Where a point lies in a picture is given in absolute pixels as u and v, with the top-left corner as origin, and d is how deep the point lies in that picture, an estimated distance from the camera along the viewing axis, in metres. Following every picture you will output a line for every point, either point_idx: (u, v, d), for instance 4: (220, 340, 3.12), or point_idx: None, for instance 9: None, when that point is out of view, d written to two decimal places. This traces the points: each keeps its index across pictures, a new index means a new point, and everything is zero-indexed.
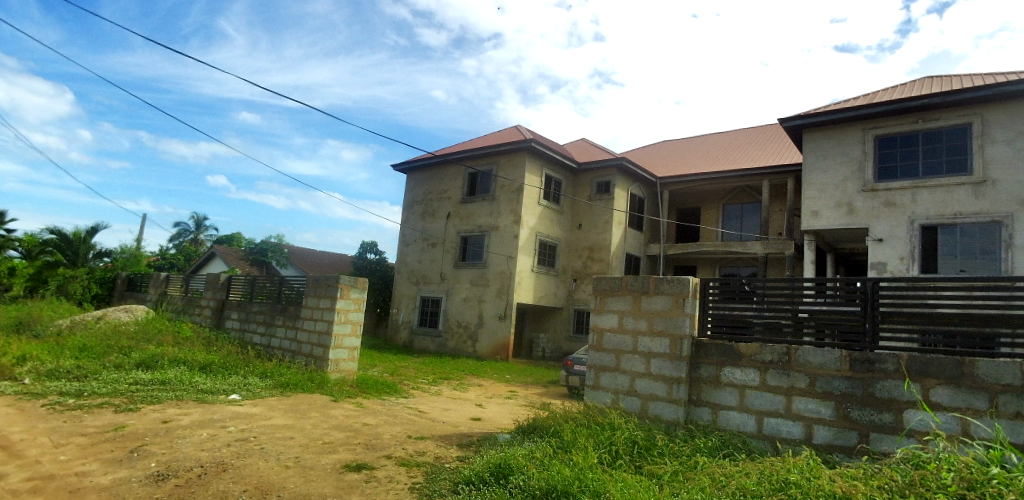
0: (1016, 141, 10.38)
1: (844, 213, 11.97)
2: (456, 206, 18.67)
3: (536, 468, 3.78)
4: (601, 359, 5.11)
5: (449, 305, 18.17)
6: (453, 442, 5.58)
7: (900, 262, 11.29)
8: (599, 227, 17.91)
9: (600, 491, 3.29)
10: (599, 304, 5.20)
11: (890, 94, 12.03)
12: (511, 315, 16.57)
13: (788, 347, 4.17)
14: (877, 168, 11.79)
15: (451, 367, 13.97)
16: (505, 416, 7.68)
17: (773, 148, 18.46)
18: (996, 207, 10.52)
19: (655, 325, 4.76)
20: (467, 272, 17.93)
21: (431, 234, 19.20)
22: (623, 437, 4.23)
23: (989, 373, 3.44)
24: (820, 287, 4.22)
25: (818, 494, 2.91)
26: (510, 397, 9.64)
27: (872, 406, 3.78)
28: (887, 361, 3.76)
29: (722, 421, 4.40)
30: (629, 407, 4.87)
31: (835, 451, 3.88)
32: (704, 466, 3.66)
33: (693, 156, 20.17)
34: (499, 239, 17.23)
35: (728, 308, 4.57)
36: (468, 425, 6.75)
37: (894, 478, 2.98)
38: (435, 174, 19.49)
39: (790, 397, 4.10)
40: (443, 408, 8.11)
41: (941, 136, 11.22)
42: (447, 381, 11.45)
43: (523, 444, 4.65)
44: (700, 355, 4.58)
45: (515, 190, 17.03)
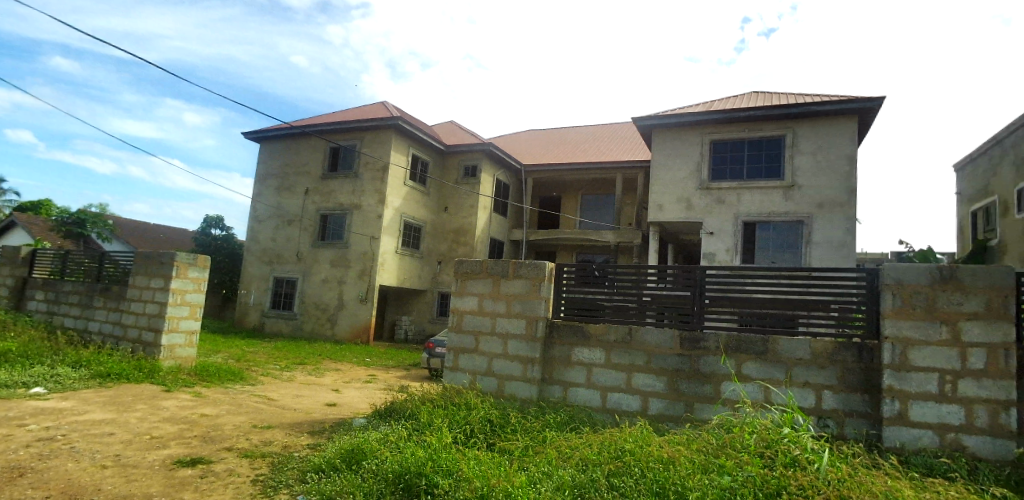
0: (817, 154, 12.37)
1: (684, 208, 13.35)
2: (317, 182, 17.60)
3: (389, 451, 3.72)
4: (460, 340, 5.16)
5: (306, 287, 17.21)
6: (304, 430, 5.28)
7: (726, 253, 12.89)
8: (465, 211, 18.03)
9: (452, 470, 3.33)
10: (460, 287, 5.23)
11: (725, 104, 13.57)
12: (373, 297, 16.09)
13: (631, 328, 4.54)
14: (711, 169, 13.29)
15: (308, 352, 13.22)
16: (362, 400, 7.47)
17: (628, 144, 19.90)
18: (799, 209, 12.41)
19: (513, 308, 4.92)
20: (327, 252, 17.07)
21: (290, 210, 17.91)
22: (479, 416, 4.34)
23: (786, 348, 4.06)
24: (662, 274, 4.62)
25: (647, 459, 3.23)
26: (368, 381, 9.38)
27: (697, 379, 4.27)
28: (710, 339, 4.28)
29: (571, 397, 4.69)
30: (485, 387, 4.98)
31: (665, 420, 4.33)
32: (552, 440, 3.87)
33: (557, 146, 21.06)
34: (362, 218, 16.58)
35: (581, 291, 4.85)
36: (321, 411, 6.44)
37: (710, 441, 3.40)
38: (293, 145, 18.14)
39: (630, 373, 4.49)
40: (295, 395, 7.66)
41: (762, 145, 12.94)
42: (301, 366, 10.83)
43: (378, 428, 4.56)
44: (553, 336, 4.82)
45: (381, 168, 16.44)
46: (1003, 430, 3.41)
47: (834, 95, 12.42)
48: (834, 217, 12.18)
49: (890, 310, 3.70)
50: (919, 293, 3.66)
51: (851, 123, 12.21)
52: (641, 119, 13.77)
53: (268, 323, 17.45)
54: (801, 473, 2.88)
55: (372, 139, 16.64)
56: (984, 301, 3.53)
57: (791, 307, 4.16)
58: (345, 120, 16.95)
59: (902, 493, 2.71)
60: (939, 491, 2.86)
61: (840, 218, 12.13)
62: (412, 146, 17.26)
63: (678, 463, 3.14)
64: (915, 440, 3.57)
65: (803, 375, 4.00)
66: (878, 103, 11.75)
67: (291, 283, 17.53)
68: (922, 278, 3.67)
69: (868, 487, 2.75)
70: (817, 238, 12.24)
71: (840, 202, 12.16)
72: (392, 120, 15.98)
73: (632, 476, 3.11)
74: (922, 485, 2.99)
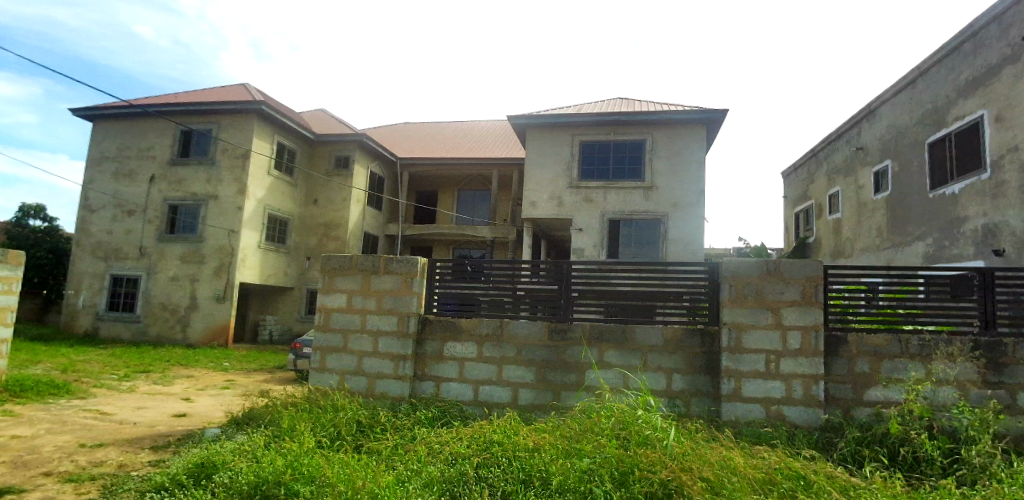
0: (672, 158, 13.58)
1: (555, 205, 13.95)
2: (165, 168, 15.78)
3: (244, 462, 3.43)
4: (328, 340, 4.93)
5: (151, 286, 15.39)
6: (144, 446, 4.70)
7: (594, 248, 13.69)
8: (337, 204, 17.24)
9: (315, 476, 3.17)
10: (327, 283, 4.99)
11: (593, 108, 14.38)
12: (232, 296, 14.81)
13: (502, 321, 4.64)
14: (580, 169, 14.03)
15: (153, 358, 11.84)
16: (216, 408, 6.84)
17: (505, 141, 20.32)
18: (657, 208, 13.54)
19: (384, 304, 4.80)
20: (177, 246, 15.41)
21: (132, 199, 15.86)
22: (347, 417, 4.20)
23: (642, 336, 4.40)
24: (534, 268, 4.76)
25: (514, 449, 3.31)
26: (226, 387, 8.63)
27: (563, 369, 4.49)
28: (575, 330, 4.51)
29: (443, 392, 4.69)
30: (354, 387, 4.81)
31: (534, 410, 4.50)
32: (423, 437, 3.84)
33: (434, 141, 20.90)
34: (219, 210, 15.17)
35: (455, 286, 4.86)
36: (167, 424, 5.79)
37: (574, 427, 3.59)
38: (135, 126, 16.08)
39: (501, 365, 4.59)
40: (135, 407, 6.81)
41: (625, 148, 13.91)
42: (146, 375, 9.67)
43: (233, 438, 4.21)
44: (425, 331, 4.78)
45: (241, 155, 15.14)
46: (813, 400, 3.99)
47: (686, 105, 13.70)
48: (686, 216, 13.45)
49: (728, 299, 4.17)
50: (749, 283, 4.16)
51: (699, 131, 13.56)
52: (516, 117, 14.15)
53: (104, 327, 15.35)
54: (651, 450, 3.12)
55: (230, 124, 15.26)
56: (800, 290, 4.08)
57: (649, 298, 4.50)
58: (198, 101, 15.36)
59: (734, 462, 3.05)
60: (764, 456, 3.27)
61: (691, 216, 13.43)
62: (277, 133, 16.10)
63: (543, 450, 3.26)
64: (746, 413, 4.06)
65: (656, 360, 4.36)
66: (721, 115, 13.18)
67: (133, 281, 15.58)
68: (752, 271, 4.17)
69: (706, 458, 3.07)
70: (672, 235, 13.44)
71: (691, 203, 13.46)
72: (254, 104, 14.78)
73: (500, 466, 3.17)
74: (750, 453, 3.41)
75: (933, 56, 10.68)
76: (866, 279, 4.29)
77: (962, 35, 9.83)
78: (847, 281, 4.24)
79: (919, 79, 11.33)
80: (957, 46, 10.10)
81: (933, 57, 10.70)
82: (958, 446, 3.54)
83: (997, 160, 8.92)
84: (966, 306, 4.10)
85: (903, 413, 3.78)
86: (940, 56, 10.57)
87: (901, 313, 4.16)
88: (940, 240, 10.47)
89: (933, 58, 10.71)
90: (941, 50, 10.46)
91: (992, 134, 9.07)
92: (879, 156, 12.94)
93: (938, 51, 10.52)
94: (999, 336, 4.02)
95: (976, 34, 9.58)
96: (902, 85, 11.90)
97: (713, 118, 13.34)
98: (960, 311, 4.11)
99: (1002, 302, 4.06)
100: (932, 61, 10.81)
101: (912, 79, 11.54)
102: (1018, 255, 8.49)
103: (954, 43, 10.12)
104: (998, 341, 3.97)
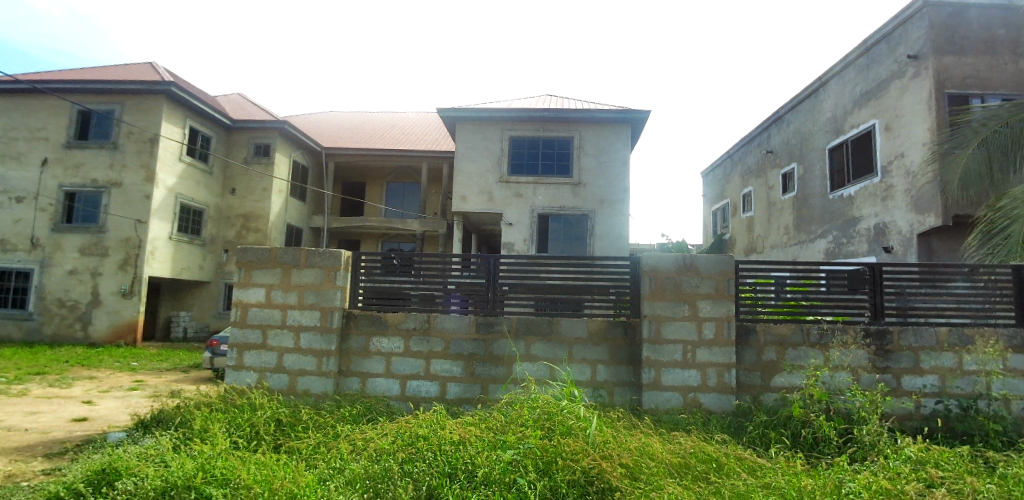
0: (600, 156, 13.97)
1: (485, 199, 13.97)
2: (60, 151, 14.39)
3: (150, 466, 3.21)
4: (245, 336, 4.71)
5: (44, 280, 14.02)
6: (36, 454, 4.30)
7: (523, 243, 13.85)
8: (257, 194, 16.41)
9: (228, 478, 3.02)
10: (244, 277, 4.76)
11: (523, 104, 14.50)
12: (139, 291, 13.77)
13: (430, 315, 4.62)
14: (511, 164, 14.14)
15: (47, 359, 10.81)
16: (120, 411, 6.37)
17: (436, 134, 20.12)
18: (585, 204, 13.90)
19: (306, 299, 4.63)
20: (76, 237, 14.13)
21: (19, 185, 14.34)
22: (265, 417, 4.05)
23: (568, 329, 4.52)
24: (464, 262, 4.75)
25: (441, 443, 3.28)
26: (133, 388, 8.04)
27: (490, 362, 4.53)
28: (503, 323, 4.56)
29: (369, 388, 4.60)
30: (274, 385, 4.63)
31: (461, 403, 4.52)
32: (347, 434, 3.75)
33: (361, 131, 20.34)
34: (123, 198, 14.03)
35: (383, 280, 4.77)
36: (64, 429, 5.33)
37: (501, 419, 3.64)
38: (22, 104, 14.53)
39: (428, 360, 4.57)
40: (24, 412, 6.20)
41: (555, 145, 14.16)
42: (38, 377, 8.82)
43: (139, 442, 3.93)
44: (350, 326, 4.67)
45: (148, 140, 14.06)
46: (726, 387, 4.25)
47: (612, 105, 14.11)
48: (614, 212, 13.89)
49: (649, 293, 4.35)
50: (668, 277, 4.36)
51: (624, 130, 14.03)
52: (446, 110, 14.03)
53: None
54: (573, 439, 3.19)
55: (136, 106, 14.12)
56: (714, 284, 4.33)
57: (577, 292, 4.61)
58: (97, 80, 14.09)
59: (652, 448, 3.20)
60: (680, 442, 3.44)
61: (618, 213, 13.89)
62: (189, 117, 15.06)
63: (469, 443, 3.27)
64: (665, 402, 4.26)
65: (581, 351, 4.49)
66: (645, 115, 13.70)
67: (22, 275, 14.14)
68: (670, 265, 4.38)
69: (626, 446, 3.20)
70: (599, 230, 13.85)
71: (617, 199, 13.91)
72: (163, 85, 13.76)
73: (426, 460, 3.14)
74: (668, 438, 3.58)
75: (834, 68, 11.60)
76: (774, 273, 4.61)
77: (858, 50, 10.73)
78: (758, 275, 4.54)
79: (821, 88, 12.28)
80: (853, 60, 11.02)
81: (834, 69, 11.62)
82: (851, 426, 3.89)
83: (886, 166, 9.84)
84: (860, 298, 4.51)
85: (805, 397, 4.11)
86: (839, 68, 11.50)
87: (804, 305, 4.52)
88: (839, 238, 11.44)
89: (833, 70, 11.63)
90: (840, 62, 11.37)
91: (882, 142, 9.98)
92: (787, 159, 13.92)
93: (838, 64, 11.43)
94: (886, 325, 4.46)
95: (869, 49, 10.49)
96: (807, 94, 12.84)
97: (638, 118, 13.84)
98: (855, 302, 4.51)
99: (887, 294, 4.51)
100: (832, 72, 11.73)
101: (815, 88, 12.49)
102: (903, 252, 9.42)
103: (850, 57, 11.04)
104: (885, 329, 4.41)
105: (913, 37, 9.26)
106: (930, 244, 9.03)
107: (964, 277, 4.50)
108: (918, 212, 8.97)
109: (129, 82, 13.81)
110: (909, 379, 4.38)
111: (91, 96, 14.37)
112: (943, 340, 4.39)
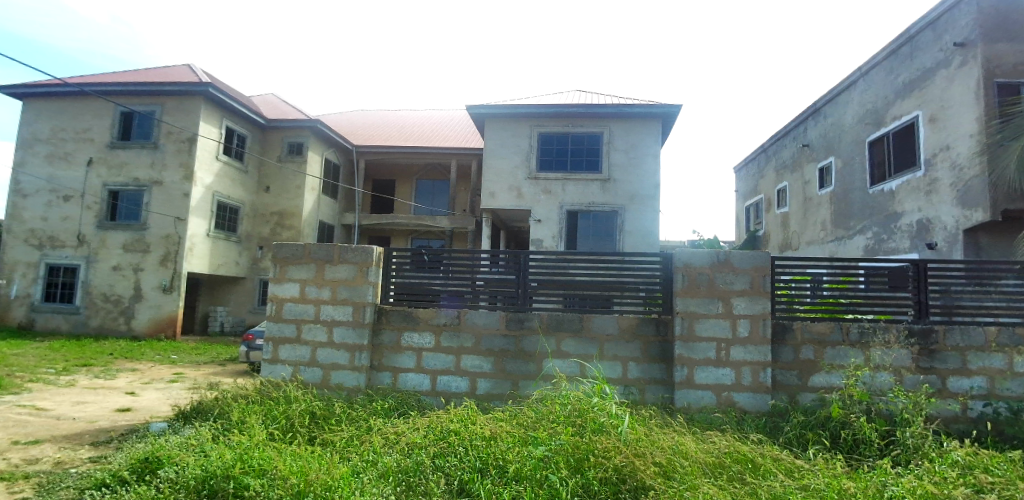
0: (629, 151, 13.81)
1: (514, 196, 13.96)
2: (104, 151, 14.96)
3: (191, 456, 3.31)
4: (280, 330, 4.81)
5: (90, 275, 14.61)
6: (84, 442, 4.47)
7: (552, 239, 13.79)
8: (290, 192, 16.76)
9: (266, 469, 3.08)
10: (279, 273, 4.85)
11: (551, 100, 14.44)
12: (179, 287, 14.22)
13: (459, 311, 4.63)
14: (539, 160, 14.09)
15: (94, 351, 11.26)
16: (162, 402, 6.58)
17: (463, 131, 20.20)
18: (614, 200, 13.76)
19: (339, 295, 4.70)
20: (119, 234, 14.67)
21: (67, 184, 14.96)
22: (299, 409, 4.13)
23: (598, 325, 4.48)
24: (494, 259, 4.74)
25: (472, 438, 3.29)
26: (174, 380, 8.32)
27: (520, 358, 4.52)
28: (533, 319, 4.54)
29: (400, 383, 4.65)
30: (308, 378, 4.71)
31: (492, 399, 4.52)
32: (378, 428, 3.80)
33: (391, 129, 20.56)
34: (163, 197, 14.51)
35: (414, 277, 4.81)
36: (110, 419, 5.53)
37: (531, 415, 3.63)
38: (69, 106, 15.14)
39: (459, 355, 4.59)
40: (74, 402, 6.46)
41: (583, 140, 14.06)
42: (87, 368, 9.20)
43: (181, 432, 4.06)
44: (382, 321, 4.72)
45: (187, 139, 14.50)
46: (762, 387, 4.15)
47: (642, 99, 13.93)
48: (644, 208, 13.71)
49: (681, 289, 4.28)
50: (701, 274, 4.28)
51: (655, 125, 13.83)
52: (475, 107, 14.06)
53: (39, 320, 14.49)
54: (605, 437, 3.15)
55: (175, 107, 14.57)
56: (749, 280, 4.23)
57: (607, 289, 4.56)
58: (139, 82, 14.60)
59: (686, 447, 3.14)
60: (714, 441, 3.37)
61: (647, 209, 13.71)
62: (226, 117, 15.47)
63: (500, 439, 3.27)
64: (698, 400, 4.19)
65: (611, 349, 4.45)
66: (676, 109, 13.47)
67: (70, 271, 14.76)
68: (703, 261, 4.29)
69: (658, 444, 3.15)
70: (629, 227, 13.70)
71: (647, 195, 13.73)
72: (201, 87, 14.17)
73: (457, 455, 3.16)
74: (702, 438, 3.52)
75: (874, 58, 11.20)
76: (811, 270, 4.47)
77: (901, 39, 10.33)
78: (795, 272, 4.41)
79: (861, 79, 11.86)
80: (895, 49, 10.62)
81: (874, 59, 11.22)
82: (893, 428, 3.75)
83: (930, 159, 9.46)
84: (901, 296, 4.35)
85: (844, 397, 3.98)
86: (880, 59, 11.09)
87: (843, 303, 4.38)
88: (879, 234, 11.06)
89: (874, 60, 11.23)
90: (881, 52, 10.97)
91: (926, 134, 9.60)
92: (824, 153, 13.51)
93: (879, 54, 11.03)
94: (930, 323, 4.29)
95: (912, 38, 10.09)
96: (846, 85, 12.43)
97: (668, 112, 13.62)
98: (896, 301, 4.35)
99: (932, 291, 4.33)
100: (873, 62, 11.33)
101: (855, 80, 12.07)
102: (948, 248, 9.05)
103: (892, 47, 10.63)
104: (930, 328, 4.24)
105: (960, 24, 8.88)
106: (977, 239, 8.67)
107: (1015, 274, 4.28)
108: (964, 206, 8.59)
109: (169, 84, 14.26)
110: (955, 380, 4.21)
111: (133, 97, 14.88)
112: (992, 340, 4.20)
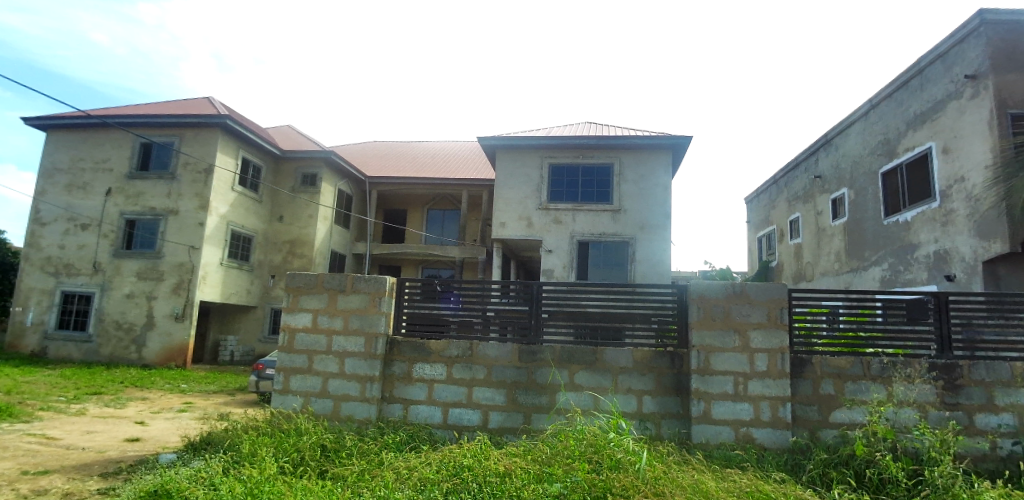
0: (640, 182, 13.88)
1: (524, 225, 14.00)
2: (122, 181, 15.28)
3: (201, 489, 3.26)
4: (292, 361, 4.79)
5: (103, 303, 14.75)
6: (92, 473, 4.42)
7: (563, 269, 13.74)
8: (304, 221, 16.93)
9: None
10: (292, 302, 4.86)
11: (561, 132, 14.62)
12: (191, 314, 14.28)
13: (471, 343, 4.59)
14: (550, 191, 14.16)
15: (104, 379, 11.23)
16: (171, 433, 6.53)
17: (475, 162, 20.43)
18: (625, 230, 13.77)
19: (350, 324, 4.69)
20: (134, 262, 14.85)
21: (84, 213, 15.25)
22: (311, 442, 4.09)
23: (612, 357, 4.41)
24: (504, 289, 4.73)
25: (485, 473, 3.25)
26: (183, 410, 8.28)
27: (534, 391, 4.46)
28: (546, 352, 4.49)
29: (411, 415, 4.59)
30: (318, 409, 4.67)
31: (504, 433, 4.45)
32: (389, 462, 3.73)
33: (403, 160, 20.83)
34: (178, 226, 14.73)
35: (425, 307, 4.80)
36: (118, 449, 5.49)
37: (545, 450, 3.55)
38: (90, 137, 15.55)
39: (471, 387, 4.53)
40: (85, 431, 6.43)
41: (594, 171, 14.16)
42: (97, 397, 9.17)
43: (190, 464, 4.02)
44: (393, 352, 4.69)
45: (203, 170, 14.77)
46: (781, 422, 4.04)
47: (652, 131, 14.05)
48: (655, 239, 13.70)
49: (696, 321, 4.22)
50: (717, 305, 4.22)
51: (665, 156, 13.91)
52: (486, 139, 14.21)
53: (52, 347, 14.59)
54: (623, 474, 3.06)
55: (193, 138, 14.92)
56: (766, 313, 4.17)
57: (618, 320, 4.51)
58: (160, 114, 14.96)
59: (706, 486, 3.04)
60: (734, 479, 3.28)
61: (659, 239, 13.67)
62: (242, 148, 15.76)
63: (514, 475, 3.20)
64: (716, 436, 4.08)
65: (626, 381, 4.37)
66: (686, 140, 13.57)
67: (85, 299, 14.91)
68: (718, 293, 4.24)
69: (678, 482, 3.05)
70: (639, 257, 13.67)
71: (658, 225, 13.73)
72: (218, 119, 14.47)
73: (471, 492, 3.12)
74: (721, 475, 3.43)
75: (884, 90, 11.28)
76: (827, 302, 4.38)
77: (910, 71, 10.42)
78: (810, 304, 4.33)
79: (871, 111, 11.95)
80: (904, 81, 10.70)
81: (884, 91, 11.30)
82: (920, 467, 3.62)
83: (944, 190, 9.39)
84: (922, 328, 4.25)
85: (867, 434, 3.85)
86: (890, 91, 11.17)
87: (862, 336, 4.28)
88: (895, 265, 10.92)
89: (884, 92, 11.31)
90: (890, 84, 11.05)
91: (939, 166, 9.57)
92: (836, 184, 13.48)
93: (888, 86, 11.11)
94: (954, 358, 4.18)
95: (922, 70, 10.18)
96: (856, 116, 12.49)
97: (679, 144, 13.69)
98: (917, 334, 4.24)
99: (954, 324, 4.23)
100: (882, 95, 11.40)
101: (865, 111, 12.13)
102: (967, 279, 8.90)
103: (902, 79, 10.72)
104: (954, 363, 4.13)
105: (970, 56, 8.96)
106: (997, 271, 8.52)
107: None
108: (982, 237, 8.51)
109: (189, 116, 14.60)
110: (983, 417, 4.08)
111: (152, 129, 15.24)
112: (1018, 375, 4.09)
